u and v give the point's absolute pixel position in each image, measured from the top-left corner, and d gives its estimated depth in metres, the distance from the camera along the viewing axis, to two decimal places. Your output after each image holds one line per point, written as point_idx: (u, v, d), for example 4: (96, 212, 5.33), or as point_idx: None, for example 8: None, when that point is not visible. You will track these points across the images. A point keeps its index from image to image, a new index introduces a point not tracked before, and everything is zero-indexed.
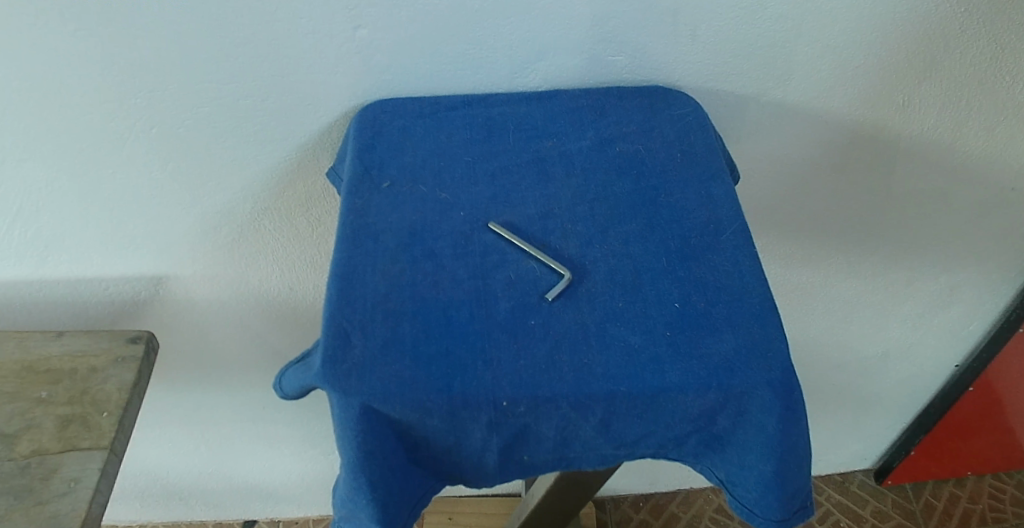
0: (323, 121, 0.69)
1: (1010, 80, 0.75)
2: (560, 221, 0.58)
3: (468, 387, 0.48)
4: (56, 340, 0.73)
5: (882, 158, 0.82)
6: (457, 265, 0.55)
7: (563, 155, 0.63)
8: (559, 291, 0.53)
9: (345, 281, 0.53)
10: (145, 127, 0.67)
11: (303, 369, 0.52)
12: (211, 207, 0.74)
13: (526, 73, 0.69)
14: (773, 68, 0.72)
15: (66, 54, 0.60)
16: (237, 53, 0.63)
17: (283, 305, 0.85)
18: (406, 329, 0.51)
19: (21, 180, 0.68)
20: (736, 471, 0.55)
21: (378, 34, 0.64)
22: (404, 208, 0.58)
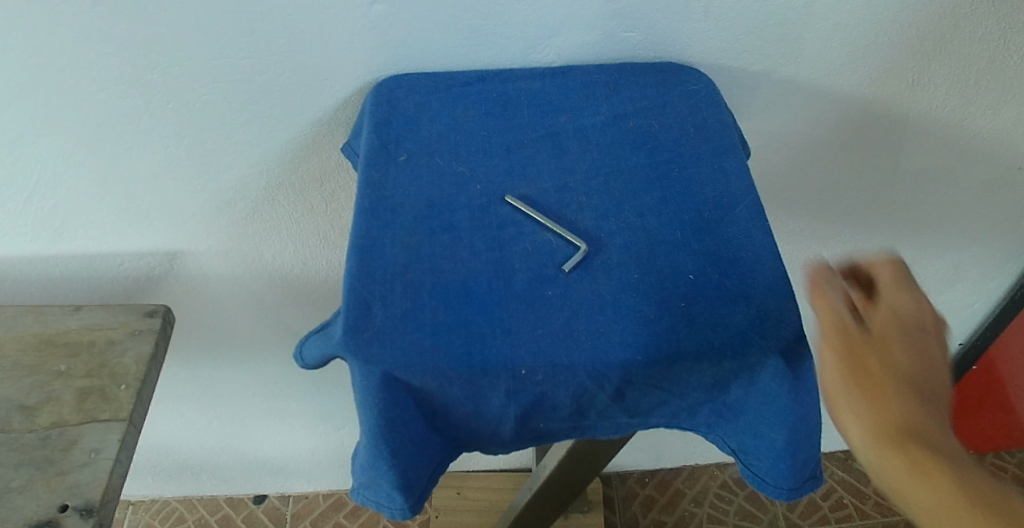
0: (338, 96, 0.69)
1: (1018, 59, 0.76)
2: (575, 194, 0.59)
3: (486, 356, 0.49)
4: (73, 314, 0.74)
5: (891, 136, 0.83)
6: (474, 237, 0.55)
7: (578, 129, 0.64)
8: (576, 262, 0.54)
9: (365, 253, 0.53)
10: (161, 103, 0.67)
11: (324, 338, 0.53)
12: (227, 182, 0.75)
13: (541, 49, 0.69)
14: (784, 45, 0.72)
15: (82, 28, 0.60)
16: (253, 28, 0.63)
17: (297, 280, 0.86)
18: (425, 299, 0.51)
19: (38, 155, 0.69)
20: (749, 440, 0.56)
21: (393, 9, 0.64)
22: (421, 181, 0.59)
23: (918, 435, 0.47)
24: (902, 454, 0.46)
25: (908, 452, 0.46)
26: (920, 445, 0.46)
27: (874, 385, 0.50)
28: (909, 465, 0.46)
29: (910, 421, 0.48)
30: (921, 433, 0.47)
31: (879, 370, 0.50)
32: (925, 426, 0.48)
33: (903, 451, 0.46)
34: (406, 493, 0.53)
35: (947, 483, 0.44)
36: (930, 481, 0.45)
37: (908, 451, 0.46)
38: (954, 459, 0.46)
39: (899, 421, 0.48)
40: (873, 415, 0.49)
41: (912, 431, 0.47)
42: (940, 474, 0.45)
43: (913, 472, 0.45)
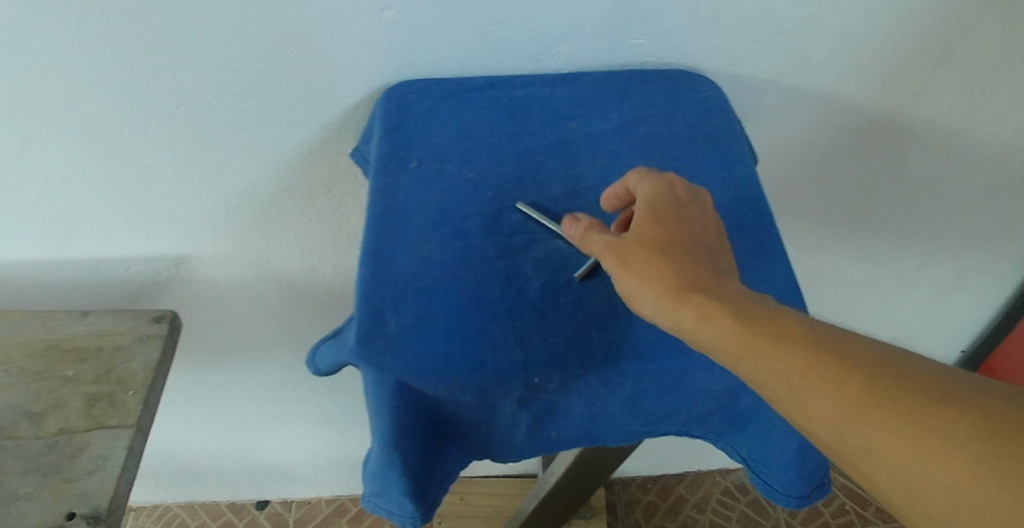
0: (347, 102, 0.69)
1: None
2: (587, 201, 0.59)
3: (499, 364, 0.49)
4: (80, 319, 0.73)
5: (896, 144, 0.83)
6: (486, 244, 0.55)
7: (588, 136, 0.64)
8: (590, 269, 0.53)
9: (377, 259, 0.53)
10: (170, 107, 0.67)
11: (336, 345, 0.53)
12: (235, 187, 0.75)
13: (550, 55, 0.69)
14: (792, 52, 0.72)
15: (93, 33, 0.60)
16: (263, 34, 0.63)
17: (304, 286, 0.86)
18: (438, 306, 0.51)
19: (46, 160, 0.69)
20: (758, 448, 0.56)
21: (404, 16, 0.64)
22: (432, 187, 0.59)
23: (885, 377, 0.41)
24: (862, 424, 0.40)
25: (882, 409, 0.40)
26: (904, 408, 0.40)
27: (827, 358, 0.42)
28: (887, 424, 0.40)
29: (852, 363, 0.42)
30: (891, 373, 0.41)
31: (801, 334, 0.43)
32: (871, 366, 0.41)
33: (864, 413, 0.40)
34: (417, 501, 0.53)
35: (951, 433, 0.38)
36: (904, 432, 0.39)
37: (874, 413, 0.40)
38: (919, 396, 0.40)
39: (856, 377, 0.41)
40: (838, 392, 0.41)
41: (875, 380, 0.41)
42: (917, 433, 0.39)
43: (877, 429, 0.40)
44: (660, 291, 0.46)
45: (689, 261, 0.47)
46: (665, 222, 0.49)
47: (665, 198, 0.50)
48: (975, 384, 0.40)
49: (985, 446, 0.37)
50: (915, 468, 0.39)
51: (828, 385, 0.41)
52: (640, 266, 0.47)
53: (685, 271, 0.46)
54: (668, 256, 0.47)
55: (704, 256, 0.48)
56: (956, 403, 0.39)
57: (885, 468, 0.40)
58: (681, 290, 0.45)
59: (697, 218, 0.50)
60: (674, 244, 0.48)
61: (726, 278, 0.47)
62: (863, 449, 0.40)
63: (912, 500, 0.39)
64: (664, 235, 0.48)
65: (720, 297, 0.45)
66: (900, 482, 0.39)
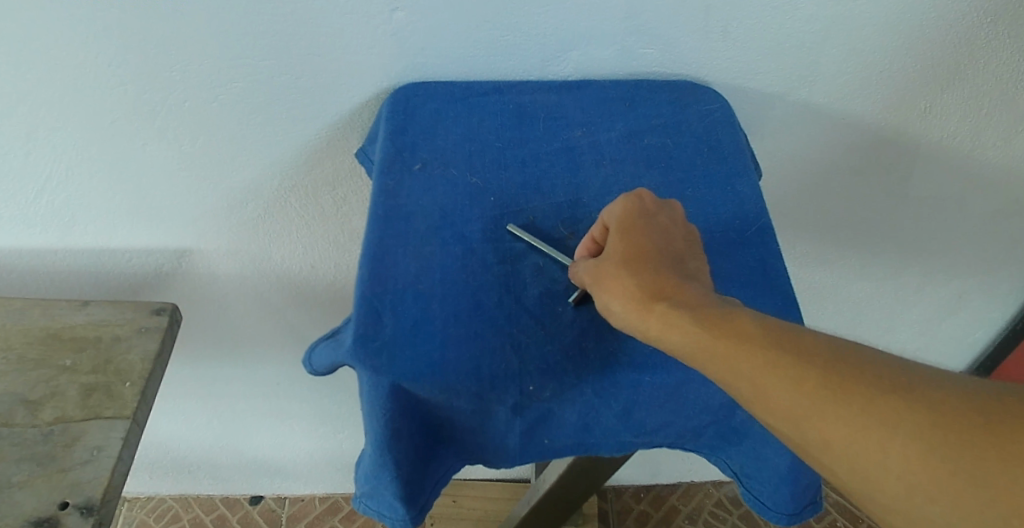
0: (354, 102, 0.70)
1: None
2: (589, 210, 0.59)
3: (495, 370, 0.49)
4: (80, 309, 0.73)
5: (901, 163, 0.83)
6: (486, 249, 0.55)
7: (593, 144, 0.64)
8: (583, 297, 0.53)
9: (378, 261, 0.53)
10: (179, 100, 0.67)
11: (333, 346, 0.53)
12: (240, 182, 0.75)
13: (559, 62, 0.69)
14: (800, 67, 0.72)
15: (104, 23, 0.61)
16: (274, 30, 0.63)
17: (304, 283, 0.86)
18: (436, 310, 0.51)
19: (53, 148, 0.69)
20: (751, 464, 0.56)
21: (415, 17, 0.64)
22: (435, 191, 0.59)
23: (838, 369, 0.41)
24: (818, 416, 0.40)
25: (838, 403, 0.40)
26: (857, 399, 0.40)
27: (782, 352, 0.42)
28: (842, 417, 0.40)
29: (806, 357, 0.42)
30: (844, 366, 0.41)
31: (755, 330, 0.43)
32: (826, 359, 0.42)
33: (821, 406, 0.40)
34: (408, 504, 0.53)
35: (907, 422, 0.39)
36: (860, 423, 0.39)
37: (830, 406, 0.40)
38: (872, 388, 0.40)
39: (810, 371, 0.41)
40: (799, 389, 0.41)
41: (831, 372, 0.41)
42: (872, 422, 0.39)
43: (833, 421, 0.40)
44: (625, 305, 0.47)
45: (652, 271, 0.48)
46: (630, 235, 0.50)
47: (629, 210, 0.51)
48: (924, 370, 0.41)
49: (937, 432, 0.38)
50: (871, 457, 0.39)
51: (784, 378, 0.41)
52: (608, 284, 0.49)
53: (647, 282, 0.48)
54: (631, 269, 0.48)
55: (669, 266, 0.49)
56: (914, 395, 0.39)
57: (843, 458, 0.40)
58: (643, 302, 0.47)
59: (665, 231, 0.51)
60: (637, 256, 0.49)
61: (690, 284, 0.48)
62: (821, 442, 0.40)
63: (870, 487, 0.39)
64: (628, 248, 0.50)
65: (681, 306, 0.46)
66: (857, 470, 0.40)
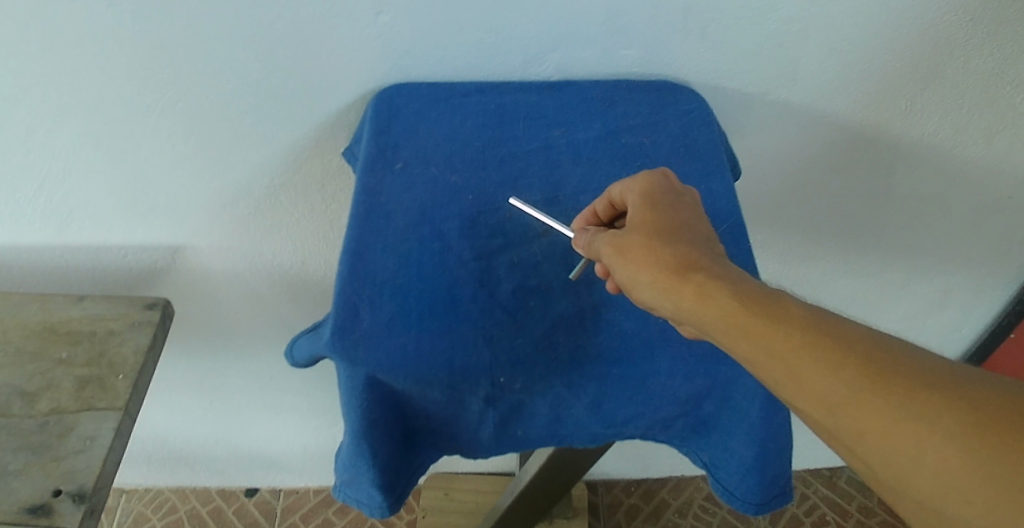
0: (342, 102, 0.72)
1: (1011, 89, 0.77)
2: (565, 208, 0.62)
3: (467, 362, 0.51)
4: (76, 304, 0.76)
5: (883, 161, 0.84)
6: (463, 246, 0.57)
7: (571, 143, 0.66)
8: (583, 270, 0.56)
9: (357, 257, 0.55)
10: (170, 101, 0.69)
11: (313, 338, 0.56)
12: (231, 181, 0.77)
13: (540, 63, 0.71)
14: (778, 67, 0.74)
15: (96, 28, 0.63)
16: (262, 33, 0.65)
17: (296, 279, 0.89)
18: (412, 304, 0.53)
19: (50, 148, 0.71)
20: (719, 455, 0.58)
21: (399, 20, 0.66)
22: (416, 189, 0.61)
23: (877, 359, 0.41)
24: (854, 404, 0.40)
25: (873, 392, 0.40)
26: (892, 388, 0.40)
27: (821, 339, 0.42)
28: (877, 408, 0.40)
29: (847, 344, 0.42)
30: (886, 357, 0.41)
31: (795, 316, 0.44)
32: (868, 349, 0.42)
33: (858, 394, 0.40)
34: (385, 492, 0.55)
35: (946, 419, 0.38)
36: (894, 416, 0.39)
37: (865, 395, 0.40)
38: (910, 379, 0.40)
39: (850, 359, 0.41)
40: (834, 374, 0.41)
41: (870, 362, 0.41)
42: (909, 411, 0.39)
43: (867, 412, 0.40)
44: (654, 274, 0.48)
45: (685, 244, 0.49)
46: (660, 210, 0.51)
47: (656, 189, 0.53)
48: (968, 371, 0.40)
49: (975, 428, 0.37)
50: (907, 452, 0.39)
51: (821, 363, 0.42)
52: (637, 256, 0.49)
53: (680, 253, 0.48)
54: (664, 241, 0.49)
55: (700, 242, 0.50)
56: (954, 392, 0.39)
57: (877, 452, 0.40)
58: (678, 273, 0.47)
59: (691, 211, 0.52)
60: (668, 231, 0.50)
61: (720, 260, 0.49)
62: (856, 431, 0.41)
63: (904, 482, 0.39)
64: (659, 222, 0.51)
65: (714, 279, 0.46)
66: (890, 462, 0.40)
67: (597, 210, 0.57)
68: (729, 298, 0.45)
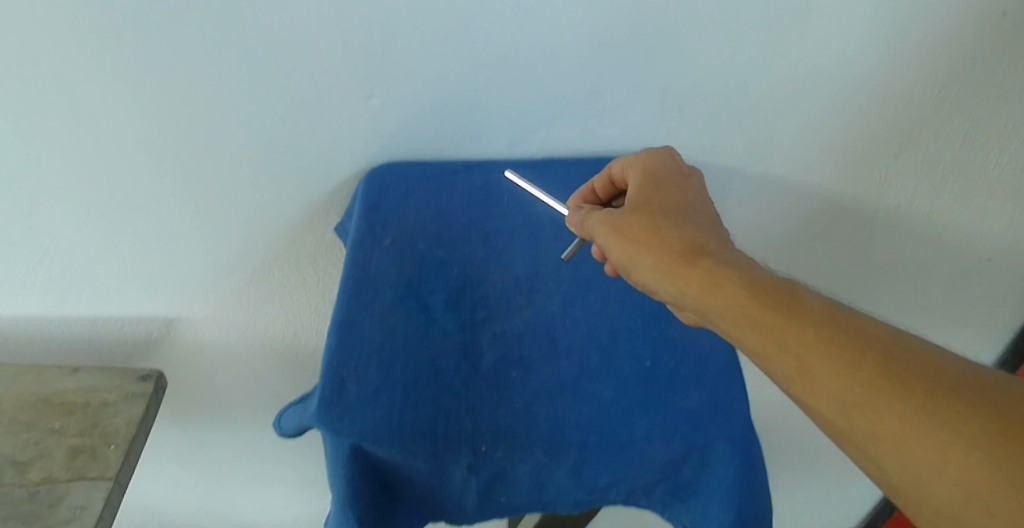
0: (337, 179, 0.75)
1: (982, 157, 0.81)
2: (547, 281, 0.65)
3: (449, 432, 0.58)
4: (70, 375, 0.77)
5: (862, 227, 0.87)
6: (447, 319, 0.62)
7: (557, 217, 0.68)
8: (575, 252, 0.63)
9: (345, 330, 0.58)
10: (170, 178, 0.72)
11: (300, 409, 0.60)
12: (227, 254, 0.80)
13: (524, 142, 0.75)
14: (751, 144, 0.78)
15: (101, 110, 0.66)
16: (260, 114, 0.69)
17: (288, 349, 0.91)
18: (396, 376, 0.58)
19: (51, 222, 0.74)
20: (699, 520, 0.63)
21: (390, 103, 0.70)
22: (403, 263, 0.62)
23: (892, 364, 0.50)
24: (866, 401, 0.50)
25: (889, 394, 0.49)
26: (901, 389, 0.49)
27: (840, 341, 0.51)
28: (892, 408, 0.49)
29: (864, 350, 0.51)
30: (900, 363, 0.50)
31: (819, 320, 0.52)
32: (884, 354, 0.51)
33: (876, 397, 0.49)
34: None
35: (955, 424, 0.47)
36: (909, 418, 0.48)
37: (882, 397, 0.49)
38: (919, 385, 0.49)
39: (870, 366, 0.50)
40: (852, 377, 0.50)
41: (886, 367, 0.50)
42: (915, 411, 0.48)
43: (886, 414, 0.49)
44: (665, 258, 0.57)
45: (691, 227, 0.59)
46: (666, 191, 0.61)
47: (665, 171, 0.63)
48: (968, 372, 0.49)
49: (974, 430, 0.47)
50: (922, 455, 0.48)
51: (838, 364, 0.51)
52: (637, 235, 0.59)
53: (688, 236, 0.58)
54: (671, 224, 0.59)
55: (702, 223, 0.60)
56: (959, 397, 0.48)
57: (889, 450, 0.49)
58: (691, 261, 0.56)
59: (696, 191, 0.62)
60: (677, 212, 0.60)
61: (724, 242, 0.59)
62: (867, 426, 0.50)
63: (908, 475, 0.48)
64: (667, 204, 0.61)
65: (722, 266, 0.56)
66: (897, 457, 0.49)
67: (595, 187, 0.67)
68: (754, 303, 0.54)
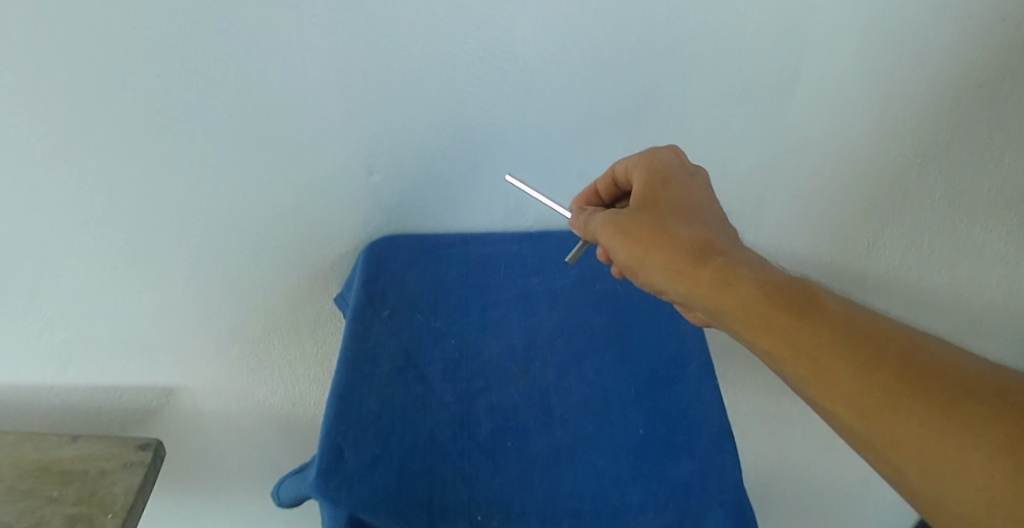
0: (338, 250, 0.78)
1: (966, 222, 0.84)
2: (541, 352, 0.67)
3: (445, 501, 0.57)
4: (69, 444, 0.78)
5: (851, 295, 0.89)
6: (444, 390, 0.64)
7: (548, 291, 0.72)
8: (577, 255, 0.66)
9: (344, 401, 0.61)
10: (174, 252, 0.74)
11: (299, 479, 0.61)
12: (228, 324, 0.81)
13: (520, 214, 0.78)
14: (739, 215, 0.81)
15: (110, 191, 0.68)
16: (263, 191, 0.72)
17: (287, 417, 0.91)
18: (394, 446, 0.59)
19: (56, 295, 0.75)
20: None
21: (390, 178, 0.73)
22: (401, 335, 0.67)
23: (910, 369, 0.51)
24: (882, 404, 0.51)
25: (907, 397, 0.50)
26: (918, 393, 0.50)
27: (857, 344, 0.52)
28: (910, 412, 0.50)
29: (881, 354, 0.52)
30: (918, 368, 0.51)
31: (835, 323, 0.53)
32: (902, 358, 0.52)
33: (895, 400, 0.50)
34: None
35: (973, 430, 0.48)
36: (928, 422, 0.49)
37: (900, 400, 0.50)
38: (934, 390, 0.50)
39: (889, 369, 0.51)
40: (871, 380, 0.51)
41: (904, 371, 0.51)
42: (932, 414, 0.49)
43: (904, 416, 0.50)
44: (673, 257, 0.56)
45: (700, 227, 0.59)
46: (674, 190, 0.61)
47: (670, 169, 0.63)
48: (982, 376, 0.51)
49: (993, 436, 0.48)
50: (943, 459, 0.49)
51: (854, 369, 0.51)
52: (646, 233, 0.58)
53: (696, 235, 0.58)
54: (681, 223, 0.59)
55: (711, 222, 0.60)
56: (976, 402, 0.49)
57: (909, 454, 0.50)
58: (701, 260, 0.56)
59: (702, 191, 0.62)
60: (684, 213, 0.60)
61: (733, 242, 0.59)
62: (884, 428, 0.50)
63: (928, 480, 0.49)
64: (675, 204, 0.60)
65: (733, 266, 0.55)
66: (913, 460, 0.50)
67: (597, 190, 0.69)
68: (768, 305, 0.54)
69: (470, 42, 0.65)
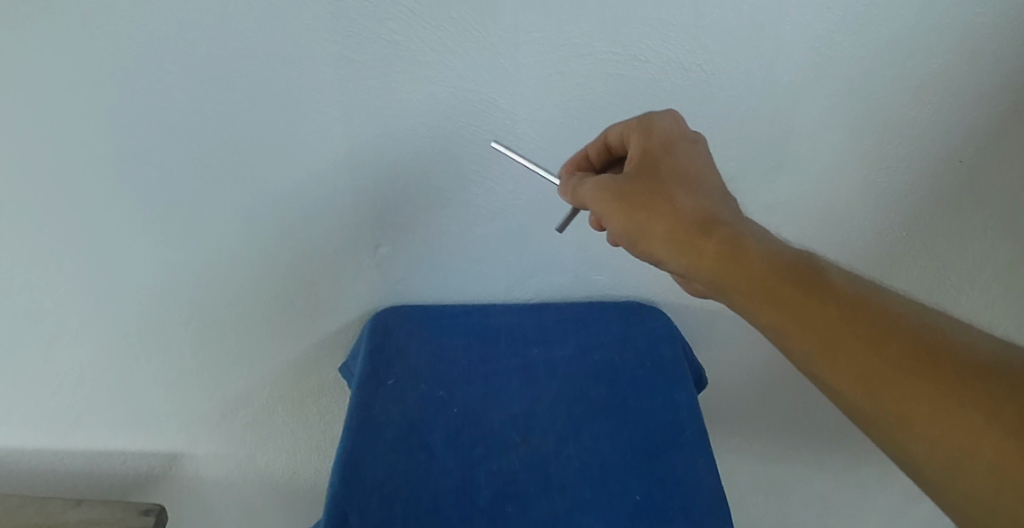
0: (344, 320, 0.80)
1: (952, 296, 0.86)
2: (540, 421, 0.69)
3: None
4: (73, 507, 0.79)
5: None
6: (446, 457, 0.65)
7: (548, 362, 0.75)
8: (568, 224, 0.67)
9: (350, 468, 0.63)
10: (185, 318, 0.77)
11: None
12: (234, 391, 0.83)
13: (521, 286, 0.81)
14: None
15: (128, 257, 0.72)
16: (274, 261, 0.75)
17: (289, 483, 0.92)
18: (398, 512, 0.61)
19: (69, 359, 0.78)
20: None
21: (396, 251, 0.76)
22: (405, 403, 0.70)
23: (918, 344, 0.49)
24: (889, 378, 0.49)
25: (912, 372, 0.48)
26: (929, 369, 0.48)
27: (860, 317, 0.51)
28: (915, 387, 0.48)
29: (887, 329, 0.50)
30: (924, 342, 0.49)
31: (838, 297, 0.52)
32: (909, 334, 0.50)
33: (898, 374, 0.49)
34: None
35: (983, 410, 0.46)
36: (935, 400, 0.47)
37: (904, 375, 0.49)
38: (943, 365, 0.48)
39: (895, 344, 0.50)
40: (875, 353, 0.50)
41: (911, 346, 0.49)
42: (943, 392, 0.47)
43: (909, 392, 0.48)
44: (674, 229, 0.57)
45: (703, 198, 0.58)
46: (676, 160, 0.60)
47: (674, 137, 0.61)
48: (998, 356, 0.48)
49: (1005, 413, 0.46)
50: (951, 439, 0.47)
51: (859, 341, 0.50)
52: (648, 204, 0.58)
53: (697, 208, 0.57)
54: (682, 193, 0.58)
55: (714, 193, 0.58)
56: (987, 381, 0.47)
57: (916, 432, 0.48)
58: (702, 233, 0.56)
59: (706, 160, 0.60)
60: (687, 183, 0.58)
61: (736, 214, 0.58)
62: (890, 405, 0.49)
63: (937, 460, 0.47)
64: (677, 173, 0.59)
65: (733, 240, 0.55)
66: (922, 441, 0.48)
67: (589, 155, 0.67)
68: (768, 276, 0.54)
69: (476, 127, 0.69)
